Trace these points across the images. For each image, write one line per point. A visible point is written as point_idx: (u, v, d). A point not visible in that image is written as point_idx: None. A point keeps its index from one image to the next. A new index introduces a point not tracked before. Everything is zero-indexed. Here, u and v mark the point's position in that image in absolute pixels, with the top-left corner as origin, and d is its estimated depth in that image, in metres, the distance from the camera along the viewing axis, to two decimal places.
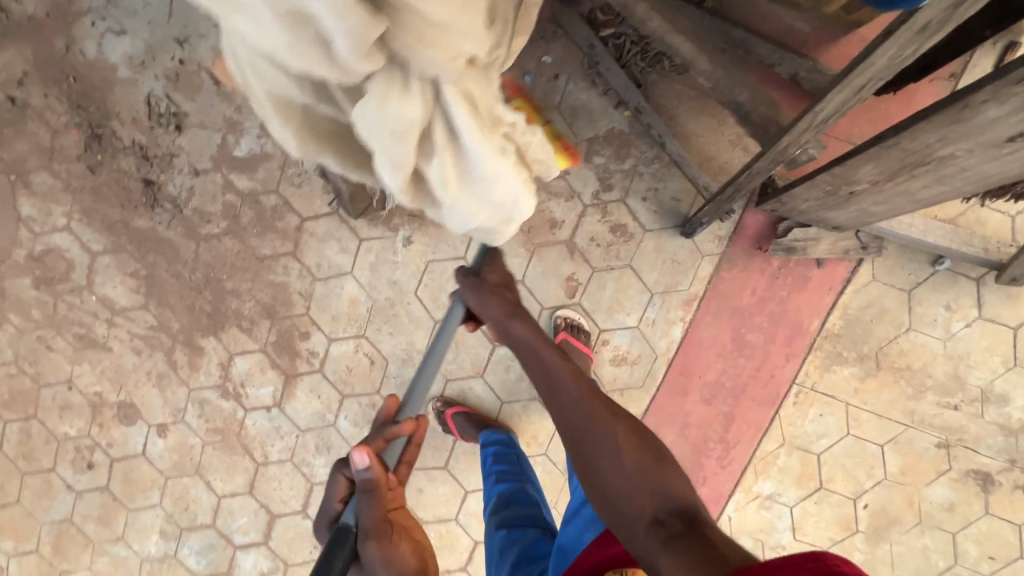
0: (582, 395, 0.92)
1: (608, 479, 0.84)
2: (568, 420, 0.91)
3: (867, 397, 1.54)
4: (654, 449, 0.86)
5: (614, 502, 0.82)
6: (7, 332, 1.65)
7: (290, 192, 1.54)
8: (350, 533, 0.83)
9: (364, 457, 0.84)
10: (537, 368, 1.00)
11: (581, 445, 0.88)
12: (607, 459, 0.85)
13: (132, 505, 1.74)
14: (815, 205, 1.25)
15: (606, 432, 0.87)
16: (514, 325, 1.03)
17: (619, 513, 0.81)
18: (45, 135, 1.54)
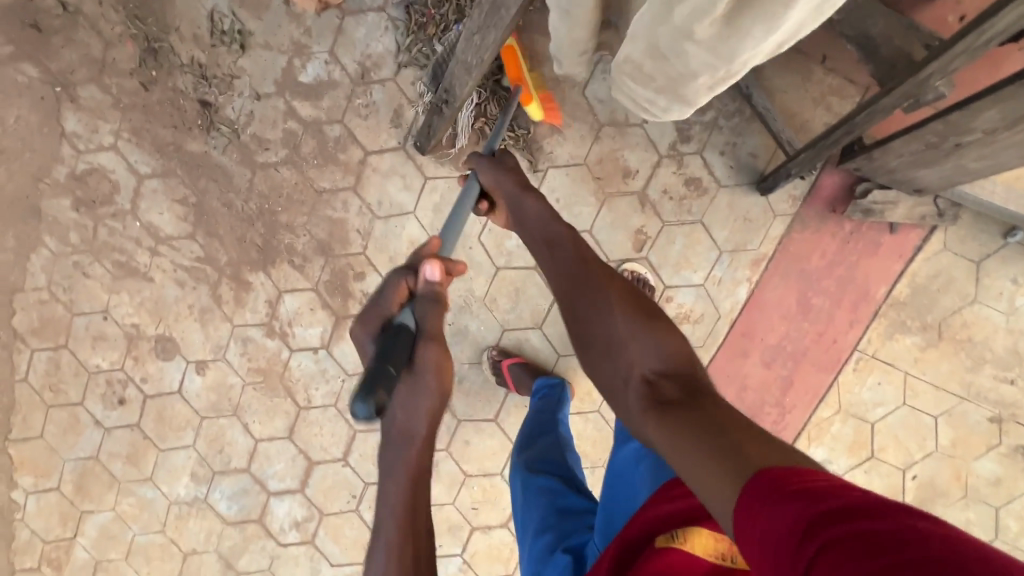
0: (583, 263, 0.88)
1: (600, 345, 0.80)
2: (564, 282, 0.88)
3: (926, 367, 1.54)
4: (647, 308, 0.82)
5: (606, 371, 0.79)
6: (42, 255, 1.57)
7: (356, 123, 1.47)
8: (409, 332, 0.79)
9: (435, 270, 0.85)
10: (539, 237, 0.97)
11: (574, 310, 0.85)
12: (605, 324, 0.81)
13: (164, 444, 1.66)
14: (908, 161, 1.24)
15: (603, 300, 0.82)
16: (526, 196, 0.99)
17: (608, 377, 0.79)
18: (97, 45, 1.46)
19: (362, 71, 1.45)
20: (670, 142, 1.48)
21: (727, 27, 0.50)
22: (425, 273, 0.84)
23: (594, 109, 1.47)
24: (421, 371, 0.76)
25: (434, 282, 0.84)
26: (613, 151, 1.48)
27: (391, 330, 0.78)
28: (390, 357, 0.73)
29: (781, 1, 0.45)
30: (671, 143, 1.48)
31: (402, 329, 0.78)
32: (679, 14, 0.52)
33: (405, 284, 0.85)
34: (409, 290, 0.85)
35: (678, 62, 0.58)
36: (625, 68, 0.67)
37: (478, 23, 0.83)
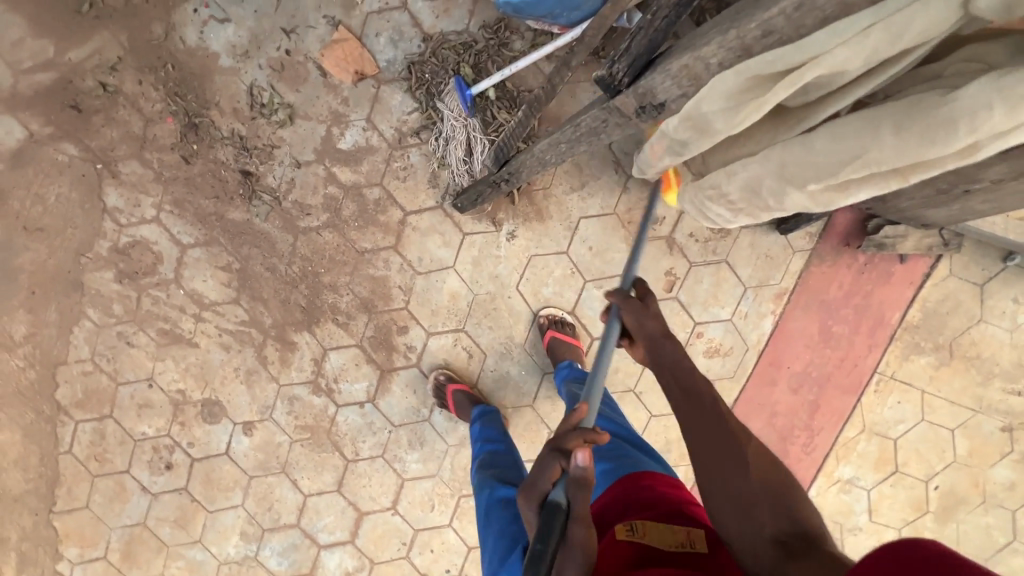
0: (712, 404, 0.89)
1: (733, 497, 0.78)
2: (687, 412, 0.90)
3: (941, 384, 1.64)
4: (778, 467, 0.82)
5: (731, 514, 0.77)
6: (84, 327, 1.58)
7: (394, 185, 1.53)
8: (562, 510, 0.75)
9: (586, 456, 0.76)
10: (671, 376, 0.95)
11: (706, 454, 0.83)
12: (729, 461, 0.82)
13: (213, 506, 1.68)
14: (918, 203, 1.34)
15: (732, 439, 0.84)
16: (668, 344, 0.97)
17: (737, 526, 0.75)
18: (138, 123, 1.50)
19: (398, 137, 1.51)
20: None
21: (831, 187, 0.66)
22: (577, 457, 0.76)
23: (622, 162, 1.54)
24: (568, 552, 0.74)
25: (585, 469, 0.76)
26: (641, 198, 1.56)
27: (547, 508, 0.75)
28: (545, 538, 0.71)
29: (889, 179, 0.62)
30: None
31: (558, 508, 0.74)
32: (789, 168, 0.69)
33: (558, 464, 0.79)
34: (563, 471, 0.79)
35: (773, 199, 0.74)
36: (706, 191, 0.86)
37: (567, 137, 0.95)
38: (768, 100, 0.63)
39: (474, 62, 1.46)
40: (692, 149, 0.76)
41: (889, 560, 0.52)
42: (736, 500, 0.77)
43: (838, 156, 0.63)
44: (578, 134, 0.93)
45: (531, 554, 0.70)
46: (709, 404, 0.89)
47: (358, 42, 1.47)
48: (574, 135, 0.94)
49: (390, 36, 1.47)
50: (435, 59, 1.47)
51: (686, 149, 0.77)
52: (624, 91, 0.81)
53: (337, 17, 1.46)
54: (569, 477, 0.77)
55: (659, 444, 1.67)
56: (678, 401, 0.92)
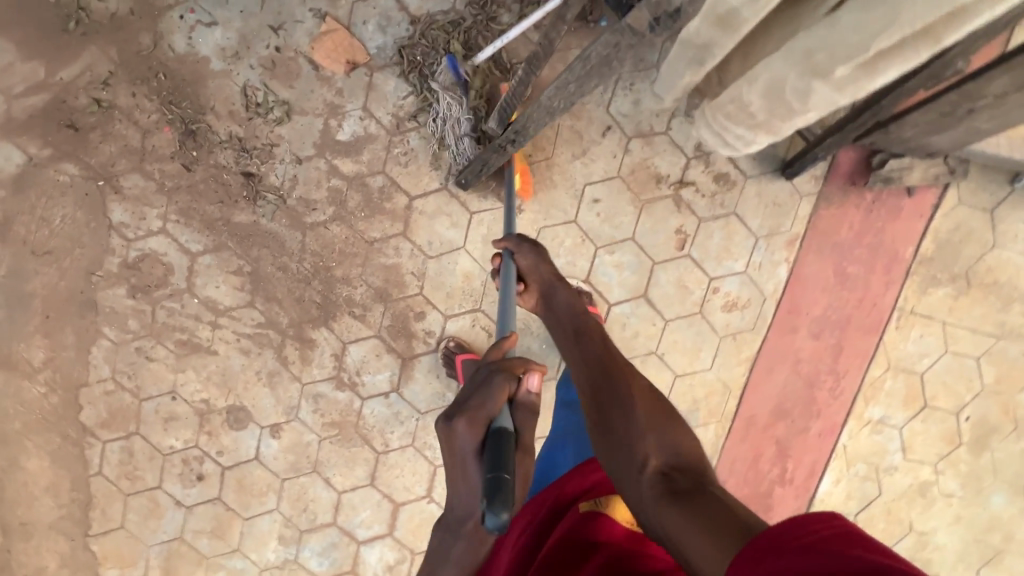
0: (609, 366, 1.03)
1: (618, 430, 0.92)
2: (591, 371, 1.04)
3: (962, 314, 1.64)
4: (664, 408, 0.96)
5: (622, 456, 0.89)
6: (102, 346, 1.58)
7: (397, 172, 1.53)
8: (510, 435, 0.76)
9: (537, 380, 0.85)
10: (567, 326, 1.14)
11: (600, 398, 0.99)
12: (621, 410, 0.95)
13: (248, 512, 1.67)
14: (923, 129, 1.34)
15: (623, 389, 0.98)
16: (560, 291, 1.17)
17: (618, 460, 0.90)
18: (135, 135, 1.50)
19: (397, 122, 1.51)
20: (695, 144, 1.57)
21: (859, 69, 0.67)
22: (529, 380, 0.84)
23: (621, 125, 1.54)
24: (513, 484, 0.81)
25: (535, 394, 0.84)
26: (644, 158, 1.56)
27: (495, 435, 0.76)
28: (504, 465, 0.71)
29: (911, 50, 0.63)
30: (696, 144, 1.57)
31: (507, 433, 0.76)
32: (816, 58, 0.70)
33: (507, 389, 0.82)
34: (508, 396, 0.82)
35: (800, 97, 0.76)
36: (726, 108, 0.90)
37: (576, 75, 0.89)
38: None
39: (464, 39, 1.46)
40: (716, 51, 0.79)
41: (824, 528, 0.56)
42: (625, 442, 0.90)
43: (859, 35, 0.63)
44: (588, 69, 0.87)
45: (489, 480, 0.70)
46: (604, 364, 1.04)
47: (347, 32, 1.47)
48: (583, 70, 0.87)
49: (378, 22, 1.47)
50: (425, 40, 1.47)
51: (710, 54, 0.81)
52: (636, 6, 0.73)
53: (323, 9, 1.46)
54: (512, 403, 0.83)
55: (687, 404, 1.67)
56: (581, 367, 1.06)
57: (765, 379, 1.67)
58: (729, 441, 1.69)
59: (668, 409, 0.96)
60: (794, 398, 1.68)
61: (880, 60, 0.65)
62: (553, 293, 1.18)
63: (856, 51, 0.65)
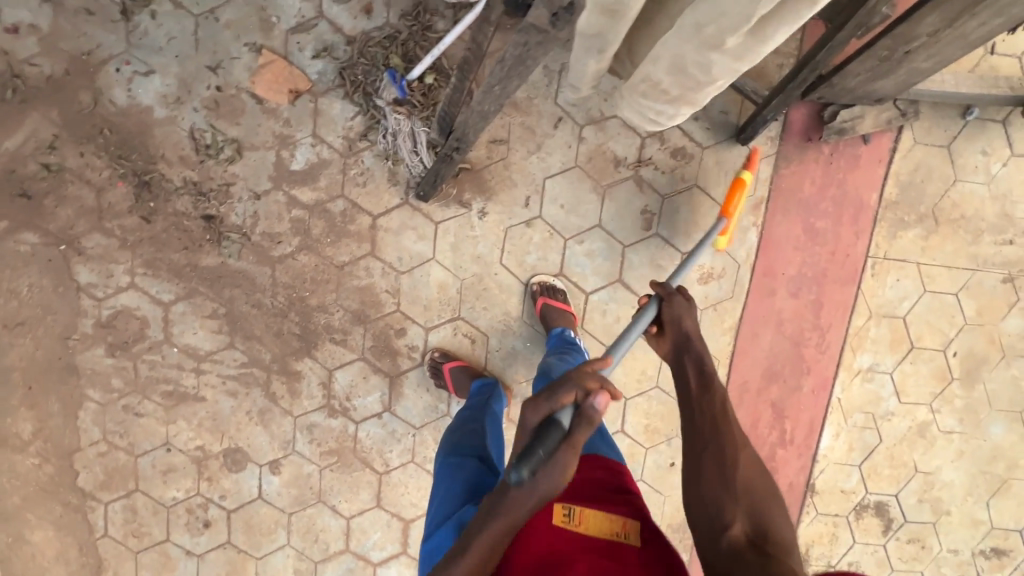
0: (716, 415, 1.03)
1: (714, 487, 0.94)
2: (705, 416, 1.04)
3: (934, 253, 1.65)
4: (766, 492, 0.96)
5: (708, 503, 0.92)
6: (90, 409, 1.58)
7: (356, 193, 1.53)
8: (560, 429, 0.87)
9: (604, 399, 0.90)
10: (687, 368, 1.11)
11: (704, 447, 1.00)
12: (721, 464, 0.97)
13: (260, 552, 1.67)
14: (866, 77, 1.34)
15: (731, 449, 0.99)
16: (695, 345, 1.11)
17: (706, 509, 0.92)
18: (90, 195, 1.49)
19: (349, 144, 1.51)
20: None
21: (748, 34, 0.66)
22: (595, 396, 0.90)
23: (571, 114, 1.55)
24: (548, 472, 0.84)
25: (599, 410, 0.90)
26: (599, 144, 1.56)
27: (549, 423, 0.87)
28: (543, 445, 0.85)
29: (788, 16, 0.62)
30: None
31: (558, 427, 0.87)
32: (706, 31, 0.68)
33: (574, 393, 0.90)
34: (574, 400, 0.90)
35: (700, 70, 0.76)
36: (639, 86, 0.88)
37: (498, 78, 0.90)
38: None
39: (403, 51, 1.46)
40: (612, 36, 0.75)
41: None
42: (716, 493, 0.93)
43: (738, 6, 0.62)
44: (507, 71, 0.87)
45: (527, 447, 0.85)
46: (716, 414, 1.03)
47: (285, 61, 1.46)
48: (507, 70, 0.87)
49: (315, 47, 1.47)
50: (364, 59, 1.47)
51: (608, 40, 0.77)
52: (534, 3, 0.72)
53: (258, 42, 1.46)
54: (575, 406, 0.90)
55: None
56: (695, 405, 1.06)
57: (751, 344, 1.68)
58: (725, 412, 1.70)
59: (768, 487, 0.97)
60: (782, 359, 1.69)
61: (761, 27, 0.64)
62: (678, 324, 1.13)
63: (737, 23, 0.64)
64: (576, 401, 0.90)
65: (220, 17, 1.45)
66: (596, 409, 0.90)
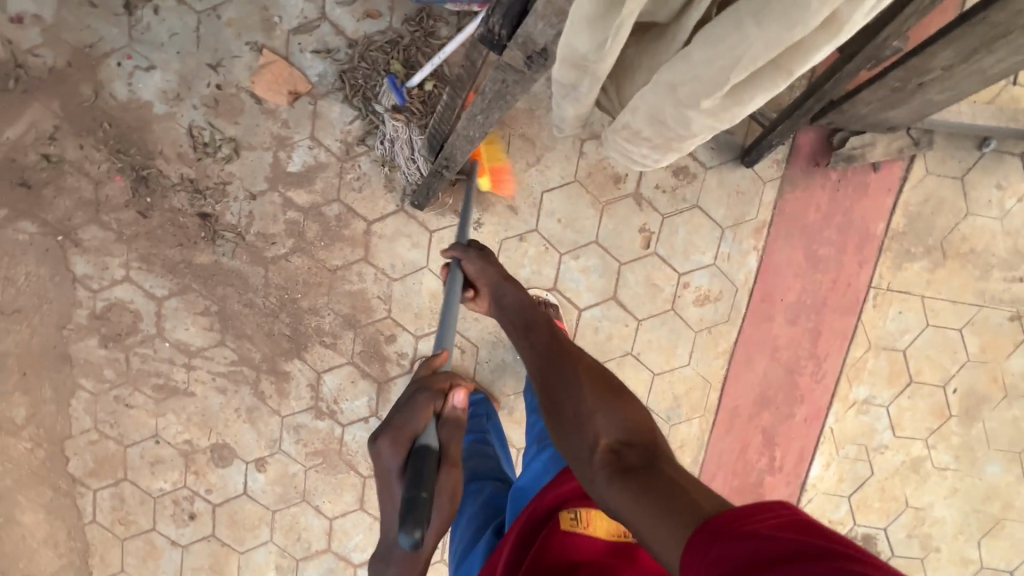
0: (558, 349, 0.98)
1: (566, 413, 0.88)
2: (541, 360, 0.97)
3: (940, 286, 1.61)
4: (613, 386, 0.90)
5: (580, 441, 0.84)
6: (82, 398, 1.60)
7: (352, 198, 1.52)
8: (431, 451, 0.81)
9: (461, 395, 0.93)
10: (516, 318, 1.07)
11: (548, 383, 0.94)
12: (573, 398, 0.89)
13: (243, 546, 1.69)
14: (877, 106, 1.30)
15: (573, 378, 0.91)
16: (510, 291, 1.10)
17: (576, 448, 0.84)
18: (88, 187, 1.50)
19: (346, 148, 1.50)
20: None
21: (726, 100, 0.59)
22: (454, 397, 0.92)
23: None
24: (437, 496, 0.84)
25: (459, 409, 0.92)
26: (600, 159, 1.53)
27: (417, 451, 0.81)
28: (423, 483, 0.75)
29: (775, 79, 0.55)
30: None
31: (430, 450, 0.82)
32: (681, 92, 0.60)
33: (432, 407, 0.89)
34: (434, 413, 0.90)
35: (677, 128, 0.66)
36: (619, 133, 0.75)
37: (480, 108, 0.90)
38: (627, 19, 0.54)
39: (404, 57, 1.44)
40: (583, 92, 0.67)
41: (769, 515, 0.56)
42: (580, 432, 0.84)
43: (718, 66, 0.55)
44: (488, 102, 0.87)
45: (406, 500, 0.74)
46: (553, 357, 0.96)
47: (286, 62, 1.45)
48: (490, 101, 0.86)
49: (316, 49, 1.45)
50: (365, 63, 1.45)
51: (579, 95, 0.69)
52: (508, 45, 0.71)
53: (259, 41, 1.45)
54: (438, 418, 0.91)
55: (668, 401, 1.66)
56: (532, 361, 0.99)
57: (744, 370, 1.65)
58: (715, 436, 1.68)
59: (614, 386, 0.90)
60: (776, 386, 1.66)
61: (742, 91, 0.57)
62: (500, 296, 1.11)
63: (716, 84, 0.56)
64: (437, 414, 0.90)
65: (223, 14, 1.43)
66: (452, 409, 0.92)
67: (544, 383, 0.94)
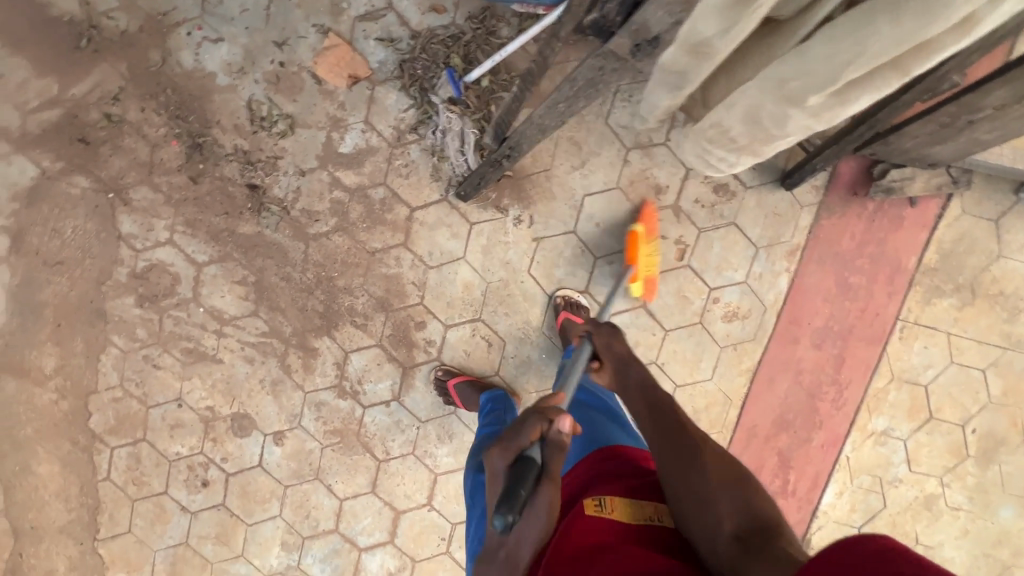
0: (676, 428, 0.99)
1: (683, 490, 0.87)
2: (663, 434, 0.98)
3: (967, 325, 1.62)
4: (737, 474, 0.91)
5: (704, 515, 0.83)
6: (111, 354, 1.62)
7: (398, 184, 1.55)
8: (534, 464, 0.79)
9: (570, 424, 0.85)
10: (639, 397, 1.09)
11: (660, 455, 0.95)
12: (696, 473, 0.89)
13: (252, 519, 1.70)
14: (922, 141, 1.33)
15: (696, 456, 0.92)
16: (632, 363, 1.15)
17: (693, 523, 0.84)
18: (144, 149, 1.53)
19: (398, 135, 1.53)
20: None
21: (836, 94, 0.67)
22: (563, 423, 0.84)
23: (620, 136, 1.55)
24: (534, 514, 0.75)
25: (566, 435, 0.84)
26: (643, 169, 1.57)
27: (522, 461, 0.79)
28: (524, 483, 0.76)
29: (890, 77, 0.63)
30: None
31: (533, 463, 0.79)
32: (792, 85, 0.68)
33: (539, 427, 0.84)
34: (542, 434, 0.84)
35: (780, 118, 0.74)
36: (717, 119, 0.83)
37: (566, 96, 0.95)
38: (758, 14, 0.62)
39: (464, 52, 1.48)
40: (694, 76, 0.76)
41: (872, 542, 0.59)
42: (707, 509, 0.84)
43: (836, 62, 0.62)
44: (576, 91, 0.93)
45: (508, 491, 0.75)
46: (677, 435, 0.97)
47: (350, 47, 1.50)
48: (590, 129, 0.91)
49: (380, 37, 1.50)
50: (426, 55, 1.49)
51: (688, 79, 0.77)
52: (618, 34, 0.78)
53: (326, 24, 1.49)
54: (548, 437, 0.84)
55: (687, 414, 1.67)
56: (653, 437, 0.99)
57: (766, 389, 1.66)
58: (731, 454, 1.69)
59: (734, 475, 0.90)
60: (795, 409, 1.67)
61: (856, 86, 0.65)
62: (625, 367, 1.14)
63: (832, 79, 0.64)
64: (545, 435, 0.84)
65: None
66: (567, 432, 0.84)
67: (662, 456, 0.94)
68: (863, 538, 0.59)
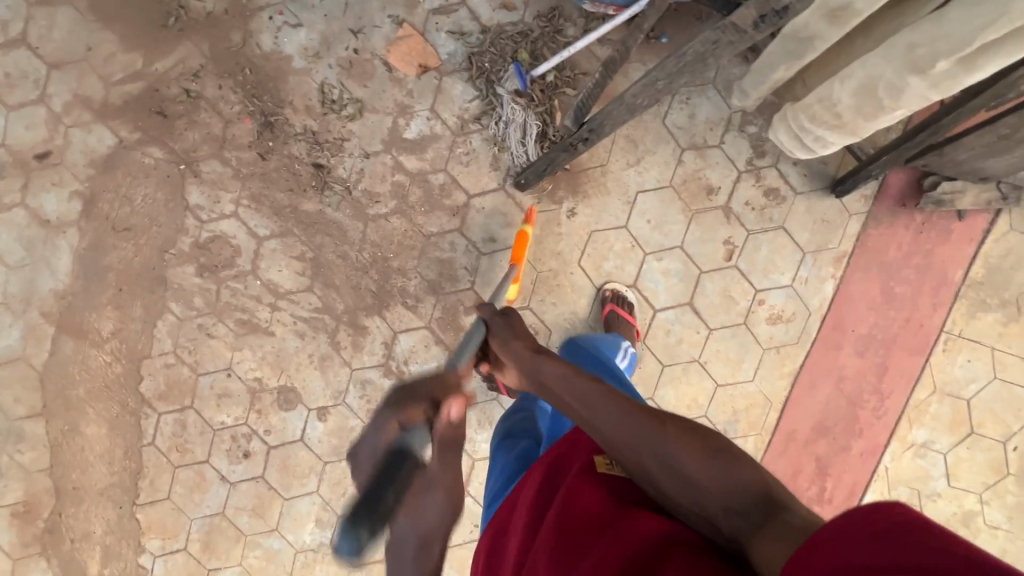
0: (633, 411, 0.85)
1: (669, 482, 0.77)
2: (611, 426, 0.83)
3: (1011, 341, 1.63)
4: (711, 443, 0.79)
5: (694, 500, 0.75)
6: (167, 321, 1.67)
7: (458, 170, 1.60)
8: (407, 458, 0.86)
9: (458, 409, 0.90)
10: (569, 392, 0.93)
11: (626, 451, 0.81)
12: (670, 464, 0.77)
13: (289, 493, 1.71)
14: (977, 152, 1.36)
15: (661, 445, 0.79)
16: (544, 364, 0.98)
17: (693, 516, 0.74)
18: (218, 125, 1.60)
19: (462, 124, 1.59)
20: (747, 158, 1.61)
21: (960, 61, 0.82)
22: (450, 411, 0.89)
23: (675, 136, 1.60)
24: (411, 499, 0.83)
25: (453, 421, 0.90)
26: (696, 170, 1.61)
27: (396, 453, 0.86)
28: (390, 486, 0.82)
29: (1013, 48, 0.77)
30: (748, 159, 1.61)
31: (408, 458, 0.86)
32: (919, 51, 0.84)
33: (423, 409, 0.90)
34: (426, 417, 0.91)
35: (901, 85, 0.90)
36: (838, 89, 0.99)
37: (671, 68, 1.06)
38: None
39: (531, 49, 1.55)
40: (821, 42, 0.95)
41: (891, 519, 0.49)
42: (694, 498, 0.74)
43: (964, 30, 0.78)
44: (683, 63, 1.04)
45: (365, 499, 0.81)
46: (632, 423, 0.83)
47: (422, 38, 1.57)
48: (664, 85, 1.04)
49: (451, 30, 1.57)
50: (494, 49, 1.56)
51: (814, 44, 0.97)
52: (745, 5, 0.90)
53: (401, 16, 1.57)
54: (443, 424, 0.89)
55: (727, 414, 1.68)
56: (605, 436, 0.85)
57: (806, 394, 1.67)
58: (769, 457, 1.69)
59: (704, 439, 0.80)
60: (835, 416, 1.67)
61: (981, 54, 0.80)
62: (536, 373, 0.98)
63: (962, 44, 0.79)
64: (428, 419, 0.90)
65: None
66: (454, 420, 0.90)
67: (628, 458, 0.81)
68: (883, 510, 0.50)
